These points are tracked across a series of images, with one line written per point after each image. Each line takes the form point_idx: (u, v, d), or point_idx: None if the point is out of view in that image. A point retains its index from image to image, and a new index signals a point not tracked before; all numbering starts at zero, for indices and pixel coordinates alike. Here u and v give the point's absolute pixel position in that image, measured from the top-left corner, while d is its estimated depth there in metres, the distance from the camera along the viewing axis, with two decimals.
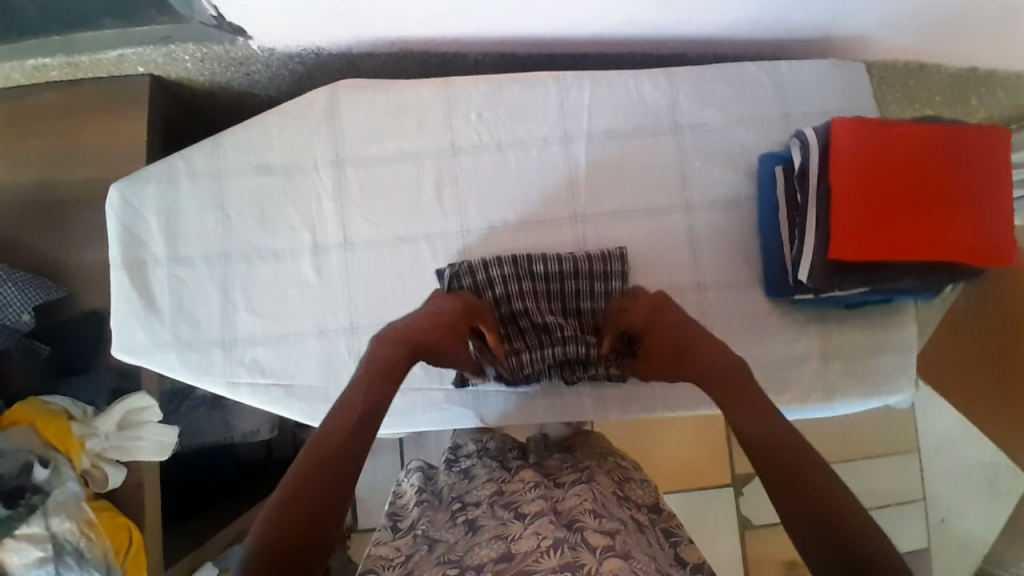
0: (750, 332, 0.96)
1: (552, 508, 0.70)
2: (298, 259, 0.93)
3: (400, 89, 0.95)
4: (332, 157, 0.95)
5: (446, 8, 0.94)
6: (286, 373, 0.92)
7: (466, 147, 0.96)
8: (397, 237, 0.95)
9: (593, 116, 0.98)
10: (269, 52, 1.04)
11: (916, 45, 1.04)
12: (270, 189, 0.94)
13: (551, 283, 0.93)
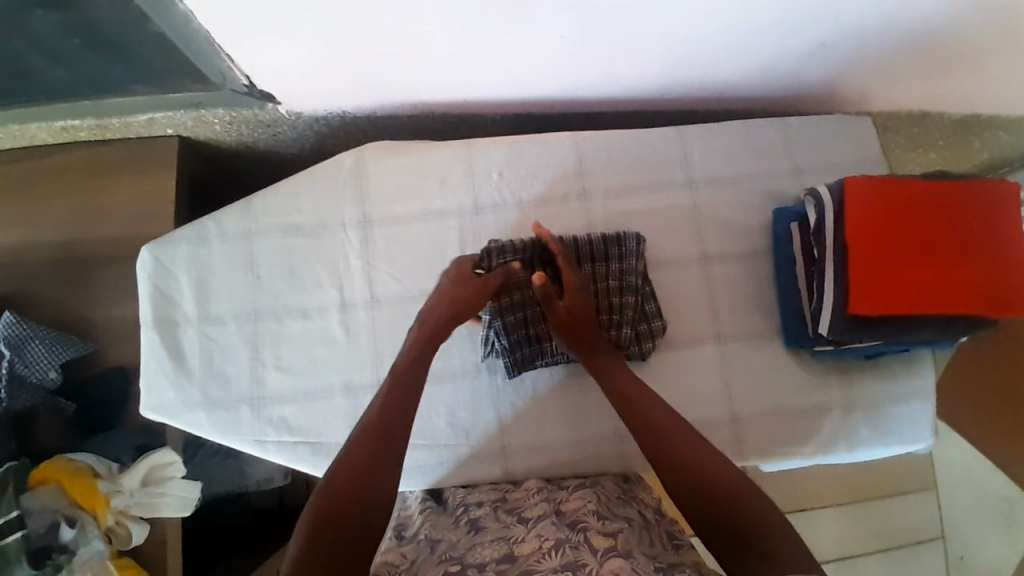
0: (772, 383, 0.97)
1: (555, 511, 0.81)
2: (324, 317, 0.95)
3: (424, 150, 0.99)
4: (359, 216, 0.97)
5: (466, 73, 0.98)
6: (313, 432, 0.92)
7: (488, 204, 0.99)
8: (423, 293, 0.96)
9: (611, 172, 1.01)
10: (296, 116, 1.07)
11: (917, 99, 1.08)
12: (298, 249, 0.96)
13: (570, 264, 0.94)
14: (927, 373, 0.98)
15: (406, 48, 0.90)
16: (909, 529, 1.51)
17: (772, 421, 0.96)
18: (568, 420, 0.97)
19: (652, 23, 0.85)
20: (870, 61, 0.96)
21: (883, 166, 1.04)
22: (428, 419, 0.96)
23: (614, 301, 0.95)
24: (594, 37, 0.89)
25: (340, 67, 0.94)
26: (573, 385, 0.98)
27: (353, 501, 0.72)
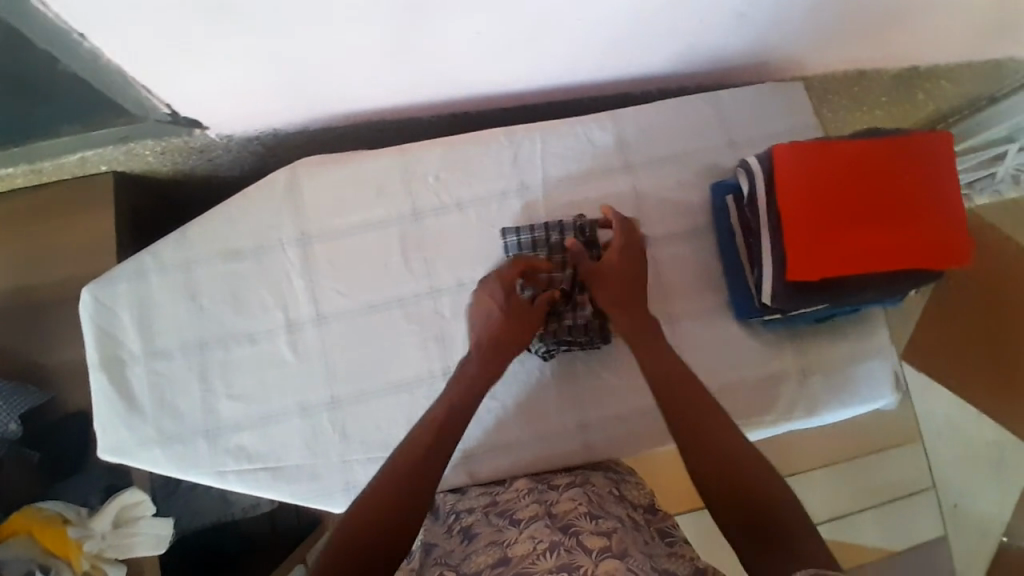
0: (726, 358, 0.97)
1: (546, 514, 0.77)
2: (272, 340, 0.94)
3: (356, 162, 0.98)
4: (297, 234, 0.96)
5: (391, 79, 0.97)
6: (271, 456, 0.92)
7: (427, 209, 0.98)
8: (370, 306, 0.96)
9: (548, 164, 1.00)
10: (228, 139, 1.06)
11: (851, 61, 1.07)
12: (240, 275, 0.95)
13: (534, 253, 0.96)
14: (880, 332, 0.98)
15: (326, 61, 0.89)
16: (902, 483, 1.42)
17: (729, 396, 0.96)
18: (528, 417, 0.97)
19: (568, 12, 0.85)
20: (794, 28, 0.95)
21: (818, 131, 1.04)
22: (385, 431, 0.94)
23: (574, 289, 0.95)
24: (513, 30, 0.88)
25: (264, 89, 0.94)
26: (530, 382, 0.97)
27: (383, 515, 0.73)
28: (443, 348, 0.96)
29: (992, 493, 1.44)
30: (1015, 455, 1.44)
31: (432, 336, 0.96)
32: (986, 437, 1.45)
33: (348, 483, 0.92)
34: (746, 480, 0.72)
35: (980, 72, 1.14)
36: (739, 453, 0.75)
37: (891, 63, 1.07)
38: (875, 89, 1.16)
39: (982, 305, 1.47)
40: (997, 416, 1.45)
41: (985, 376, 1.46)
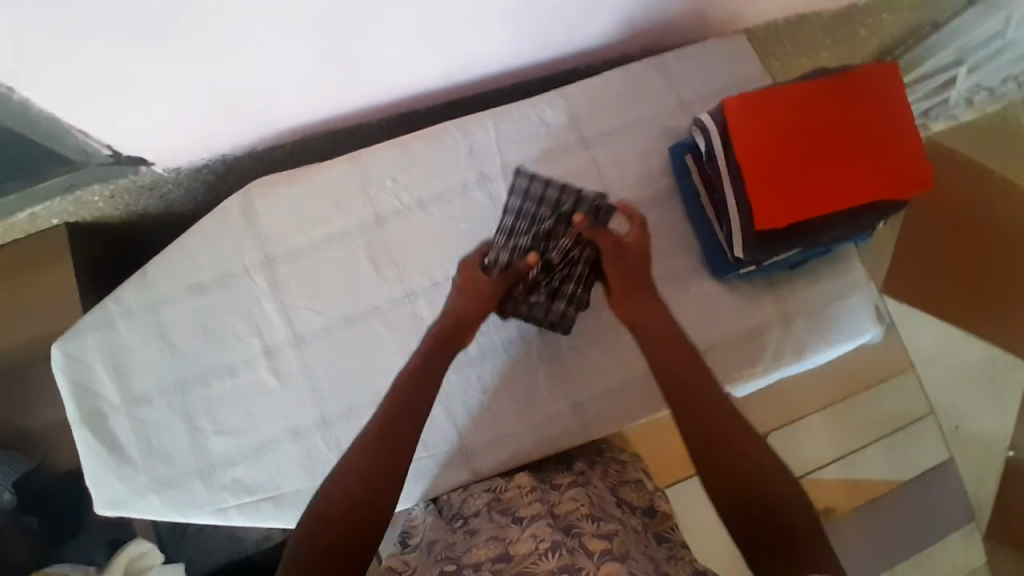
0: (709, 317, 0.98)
1: (544, 512, 0.75)
2: (252, 368, 0.93)
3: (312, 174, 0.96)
4: (262, 258, 0.95)
5: (335, 86, 0.96)
6: (266, 484, 0.91)
7: (390, 212, 0.97)
8: (347, 319, 0.95)
9: (507, 147, 0.99)
10: (177, 170, 1.04)
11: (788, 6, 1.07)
12: (211, 307, 0.93)
13: (541, 210, 0.96)
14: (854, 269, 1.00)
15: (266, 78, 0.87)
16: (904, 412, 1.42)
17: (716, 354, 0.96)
18: (523, 407, 0.96)
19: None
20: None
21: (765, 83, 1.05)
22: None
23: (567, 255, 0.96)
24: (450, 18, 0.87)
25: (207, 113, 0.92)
26: (520, 369, 0.97)
27: (375, 495, 0.74)
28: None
29: (990, 411, 1.46)
30: (1004, 370, 1.48)
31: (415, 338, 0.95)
32: (976, 356, 1.47)
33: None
34: (745, 468, 0.74)
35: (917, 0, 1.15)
36: (734, 435, 0.77)
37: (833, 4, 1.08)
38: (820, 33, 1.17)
39: (951, 225, 1.49)
40: (984, 333, 1.48)
41: (966, 296, 1.48)
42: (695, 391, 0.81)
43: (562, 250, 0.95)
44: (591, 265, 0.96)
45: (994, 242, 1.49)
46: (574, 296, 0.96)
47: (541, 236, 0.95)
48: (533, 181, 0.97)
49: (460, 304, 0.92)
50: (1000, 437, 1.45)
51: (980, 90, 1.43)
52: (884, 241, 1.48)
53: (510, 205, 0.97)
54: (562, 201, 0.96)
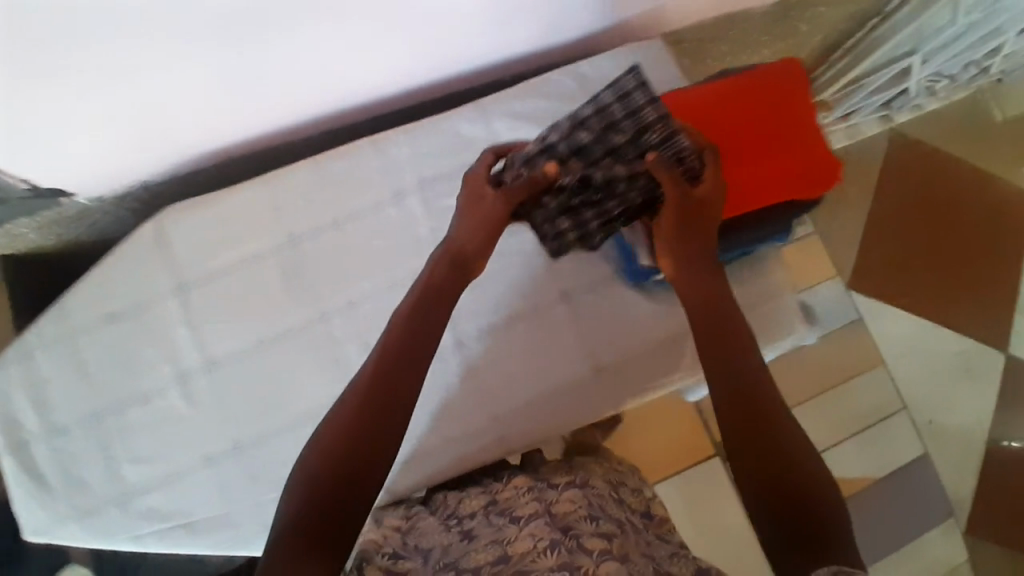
0: (575, 343, 0.97)
1: (545, 511, 0.74)
2: (164, 394, 0.92)
3: (225, 198, 0.95)
4: (176, 283, 0.93)
5: (241, 113, 0.93)
6: (173, 514, 0.91)
7: (301, 233, 0.96)
8: (264, 338, 0.94)
9: (429, 155, 0.99)
10: (98, 203, 1.02)
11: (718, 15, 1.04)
12: (127, 334, 0.92)
13: (620, 125, 0.78)
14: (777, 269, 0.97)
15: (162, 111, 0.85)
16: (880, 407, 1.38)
17: (626, 367, 0.97)
18: (451, 417, 0.94)
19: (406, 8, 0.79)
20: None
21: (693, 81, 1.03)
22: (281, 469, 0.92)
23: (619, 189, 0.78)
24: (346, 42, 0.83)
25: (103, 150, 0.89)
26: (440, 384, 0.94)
27: (355, 470, 0.61)
28: (345, 369, 0.94)
29: (969, 403, 1.40)
30: (982, 362, 1.42)
31: (331, 360, 0.94)
32: (952, 348, 1.42)
33: (244, 535, 0.91)
34: (788, 455, 0.64)
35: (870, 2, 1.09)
36: (778, 416, 0.66)
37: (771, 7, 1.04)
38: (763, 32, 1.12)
39: (905, 218, 1.45)
40: (952, 324, 1.43)
41: (929, 289, 1.43)
42: (736, 367, 0.69)
43: (609, 174, 0.77)
44: (624, 206, 0.79)
45: (960, 229, 1.45)
46: (582, 223, 0.81)
47: (602, 153, 0.78)
48: (630, 90, 0.78)
49: (463, 231, 0.72)
50: (981, 430, 1.39)
51: (940, 78, 1.37)
52: (846, 231, 1.43)
53: (597, 100, 0.79)
54: (647, 120, 0.77)
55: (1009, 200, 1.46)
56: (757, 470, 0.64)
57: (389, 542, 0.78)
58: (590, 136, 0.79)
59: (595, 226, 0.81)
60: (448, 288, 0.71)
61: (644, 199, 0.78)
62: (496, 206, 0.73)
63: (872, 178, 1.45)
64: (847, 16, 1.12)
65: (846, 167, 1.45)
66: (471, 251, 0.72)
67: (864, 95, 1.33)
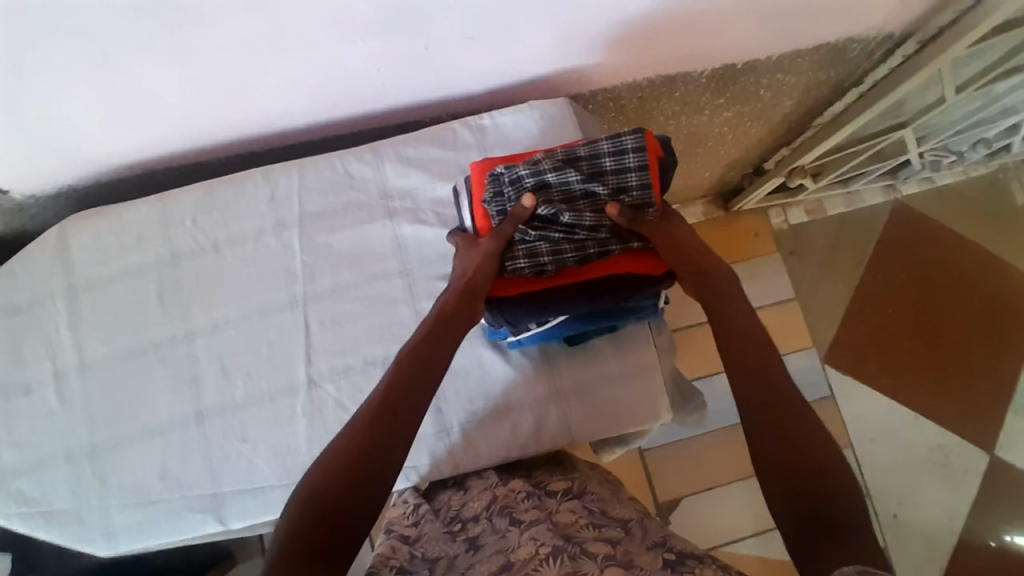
0: (516, 383, 0.63)
1: (547, 518, 0.57)
2: (42, 388, 0.64)
3: (115, 211, 0.67)
4: (61, 281, 0.65)
5: (217, 106, 0.66)
6: (40, 500, 0.62)
7: (184, 250, 0.65)
8: (124, 355, 0.64)
9: (312, 185, 0.66)
10: (35, 199, 0.73)
11: (695, 55, 0.75)
12: (15, 330, 0.65)
13: (605, 178, 0.58)
14: (664, 341, 0.67)
15: (153, 114, 0.65)
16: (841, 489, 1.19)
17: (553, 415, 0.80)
18: None
19: (352, 11, 0.56)
20: (551, 25, 0.64)
21: (697, 91, 0.84)
22: (144, 472, 0.62)
23: (579, 237, 0.57)
24: (330, 24, 0.57)
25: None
26: None
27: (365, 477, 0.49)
28: (194, 391, 0.63)
29: (935, 500, 1.19)
30: (963, 459, 1.21)
31: (185, 381, 0.63)
32: (928, 440, 1.22)
33: (110, 528, 0.61)
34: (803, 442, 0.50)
35: (823, 62, 0.84)
36: (790, 424, 0.51)
37: (823, 60, 0.83)
38: (811, 73, 0.86)
39: (904, 290, 1.29)
40: (942, 416, 1.23)
41: (925, 373, 1.25)
42: (772, 371, 0.54)
43: (578, 219, 0.56)
44: (582, 261, 0.58)
45: (943, 317, 1.28)
46: (538, 265, 0.57)
47: (580, 195, 0.58)
48: (634, 148, 0.57)
49: (473, 267, 0.57)
50: (954, 528, 1.17)
51: (948, 155, 1.17)
52: (833, 299, 1.29)
53: (590, 142, 0.59)
54: (630, 183, 0.58)
55: (1005, 292, 1.28)
56: (791, 473, 0.48)
57: (397, 553, 0.59)
58: (575, 175, 0.57)
59: (548, 275, 0.58)
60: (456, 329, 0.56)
61: (602, 260, 0.59)
62: (473, 256, 0.58)
63: (863, 250, 1.31)
64: (816, 82, 0.89)
65: (841, 233, 1.31)
66: (462, 300, 0.56)
67: (853, 165, 1.16)
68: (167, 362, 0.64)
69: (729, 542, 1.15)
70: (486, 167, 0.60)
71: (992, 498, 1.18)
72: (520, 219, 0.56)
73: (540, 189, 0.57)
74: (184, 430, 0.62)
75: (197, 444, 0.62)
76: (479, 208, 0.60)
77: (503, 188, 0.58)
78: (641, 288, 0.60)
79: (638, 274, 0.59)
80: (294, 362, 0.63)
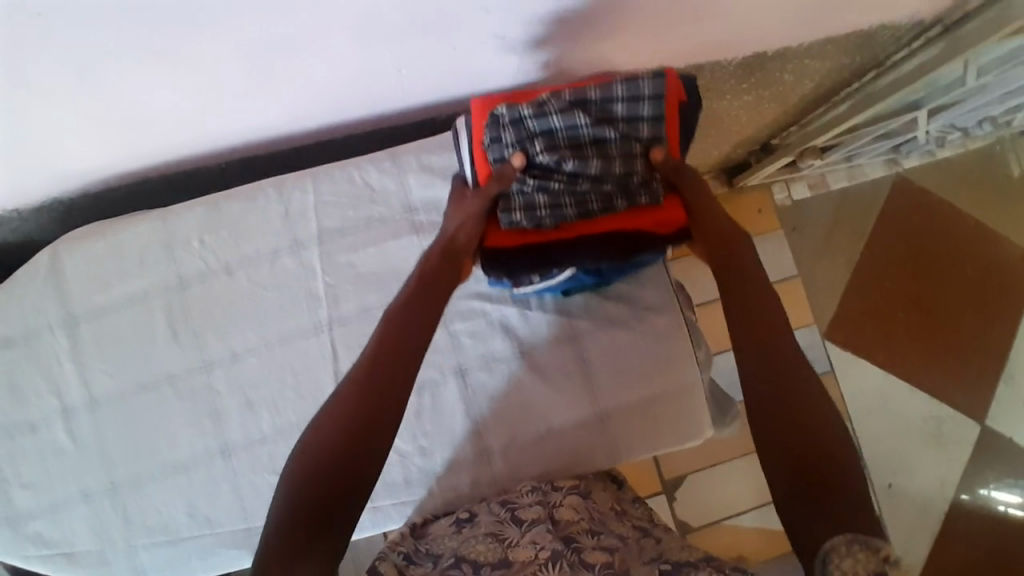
0: (556, 406, 0.61)
1: (549, 517, 0.53)
2: (49, 427, 0.60)
3: (113, 230, 0.61)
4: (59, 310, 0.60)
5: (219, 112, 0.60)
6: (61, 542, 0.60)
7: (193, 273, 0.60)
8: (135, 390, 0.60)
9: (329, 199, 0.61)
10: (16, 213, 0.67)
11: (730, 46, 0.71)
12: (11, 365, 0.60)
13: (617, 122, 0.53)
14: (702, 355, 0.66)
15: (145, 124, 0.59)
16: None
17: None
18: None
19: (378, 16, 0.50)
20: (587, 26, 0.58)
21: (724, 78, 0.80)
22: (170, 510, 0.59)
23: (582, 187, 0.53)
24: (354, 30, 0.51)
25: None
26: None
27: (349, 448, 0.45)
28: (217, 425, 0.59)
29: (927, 470, 1.24)
30: (953, 428, 1.25)
31: (205, 415, 0.59)
32: (921, 412, 1.26)
33: (140, 566, 0.59)
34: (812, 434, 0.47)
35: (851, 47, 0.80)
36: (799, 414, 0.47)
37: (853, 46, 0.80)
38: (836, 57, 0.83)
39: (903, 261, 1.30)
40: (934, 389, 1.26)
41: (919, 346, 1.28)
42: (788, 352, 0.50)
43: (581, 170, 0.51)
44: (584, 213, 0.54)
45: (940, 292, 1.29)
46: (535, 217, 0.53)
47: (588, 141, 0.52)
48: (647, 95, 0.52)
49: (461, 225, 0.55)
50: (944, 496, 1.23)
51: (955, 131, 1.15)
52: (834, 273, 1.29)
53: (602, 82, 0.52)
54: (641, 133, 0.53)
55: (1001, 266, 1.30)
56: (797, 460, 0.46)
57: (406, 540, 0.55)
58: (581, 121, 0.51)
59: (547, 228, 0.54)
60: (445, 279, 0.54)
61: (606, 213, 0.54)
62: (460, 216, 0.55)
63: (864, 226, 1.31)
64: (841, 65, 0.86)
65: (843, 205, 1.31)
66: (449, 255, 0.54)
67: (862, 143, 1.13)
68: (185, 395, 0.60)
69: (730, 519, 1.09)
70: (487, 103, 0.54)
71: (978, 465, 1.24)
72: (514, 172, 0.52)
73: (539, 137, 0.52)
74: (209, 466, 0.59)
75: (224, 479, 0.59)
76: (478, 150, 0.55)
77: (502, 132, 0.52)
78: (649, 245, 0.56)
79: (645, 226, 0.56)
80: (322, 390, 0.60)
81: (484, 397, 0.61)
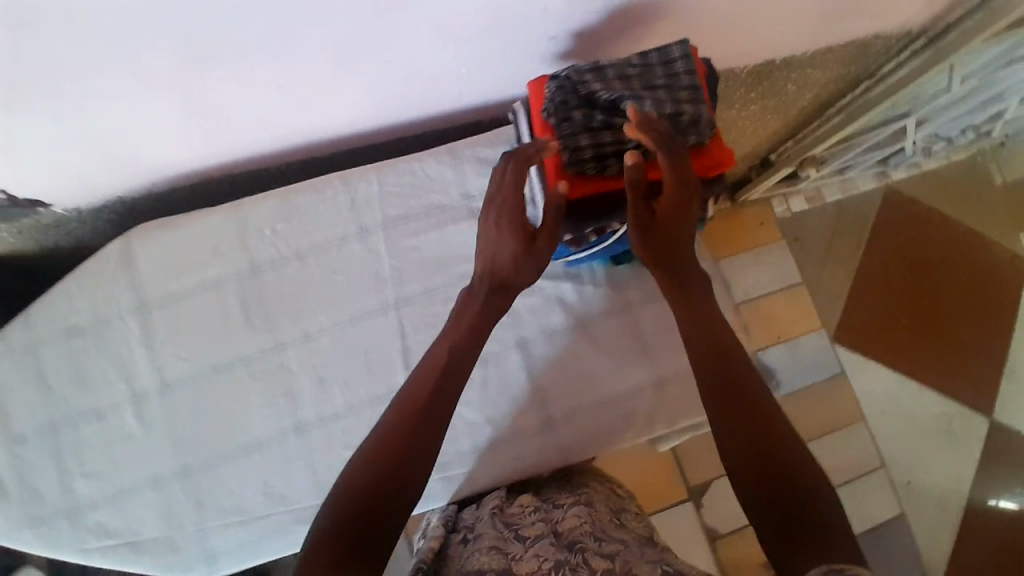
0: (618, 372, 0.65)
1: (552, 531, 0.51)
2: (118, 413, 0.61)
3: (185, 224, 0.64)
4: (130, 298, 0.63)
5: (289, 112, 0.65)
6: (129, 529, 0.60)
7: (265, 260, 0.64)
8: (207, 373, 0.62)
9: (393, 188, 0.66)
10: (77, 213, 0.71)
11: (746, 53, 0.79)
12: (81, 354, 0.62)
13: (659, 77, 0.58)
14: None
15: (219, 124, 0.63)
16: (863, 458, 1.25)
17: None
18: None
19: (452, 16, 0.56)
20: (629, 28, 0.65)
21: (736, 86, 0.87)
22: (243, 491, 0.60)
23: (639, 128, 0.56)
24: (427, 30, 0.57)
25: (49, 119, 0.55)
26: None
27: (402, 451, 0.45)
28: (291, 403, 0.61)
29: (944, 466, 1.27)
30: (963, 423, 1.29)
31: (278, 394, 0.62)
32: (932, 409, 1.30)
33: (211, 550, 0.60)
34: (779, 453, 0.45)
35: (847, 56, 0.88)
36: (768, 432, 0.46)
37: (850, 54, 0.88)
38: (834, 67, 0.91)
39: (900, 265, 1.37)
40: (941, 386, 1.31)
41: (923, 345, 1.33)
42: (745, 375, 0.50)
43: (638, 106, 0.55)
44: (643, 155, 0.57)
45: (937, 293, 1.36)
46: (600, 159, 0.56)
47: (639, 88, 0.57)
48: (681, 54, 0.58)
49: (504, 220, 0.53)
50: (962, 491, 1.26)
51: (938, 141, 1.25)
52: (838, 279, 1.35)
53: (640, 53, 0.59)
54: (681, 81, 0.58)
55: (989, 267, 1.38)
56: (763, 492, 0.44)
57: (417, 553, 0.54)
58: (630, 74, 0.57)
59: (610, 171, 0.57)
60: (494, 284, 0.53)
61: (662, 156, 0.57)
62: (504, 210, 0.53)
63: (861, 234, 1.38)
64: (836, 76, 0.95)
65: (840, 215, 1.38)
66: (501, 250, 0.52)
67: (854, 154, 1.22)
68: (258, 376, 0.62)
69: None
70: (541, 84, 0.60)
71: (990, 459, 1.28)
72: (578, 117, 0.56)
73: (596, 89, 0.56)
74: (284, 443, 0.61)
75: (298, 457, 0.61)
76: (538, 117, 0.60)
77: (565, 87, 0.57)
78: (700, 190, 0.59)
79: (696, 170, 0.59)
80: (392, 367, 0.62)
81: (548, 369, 0.64)
